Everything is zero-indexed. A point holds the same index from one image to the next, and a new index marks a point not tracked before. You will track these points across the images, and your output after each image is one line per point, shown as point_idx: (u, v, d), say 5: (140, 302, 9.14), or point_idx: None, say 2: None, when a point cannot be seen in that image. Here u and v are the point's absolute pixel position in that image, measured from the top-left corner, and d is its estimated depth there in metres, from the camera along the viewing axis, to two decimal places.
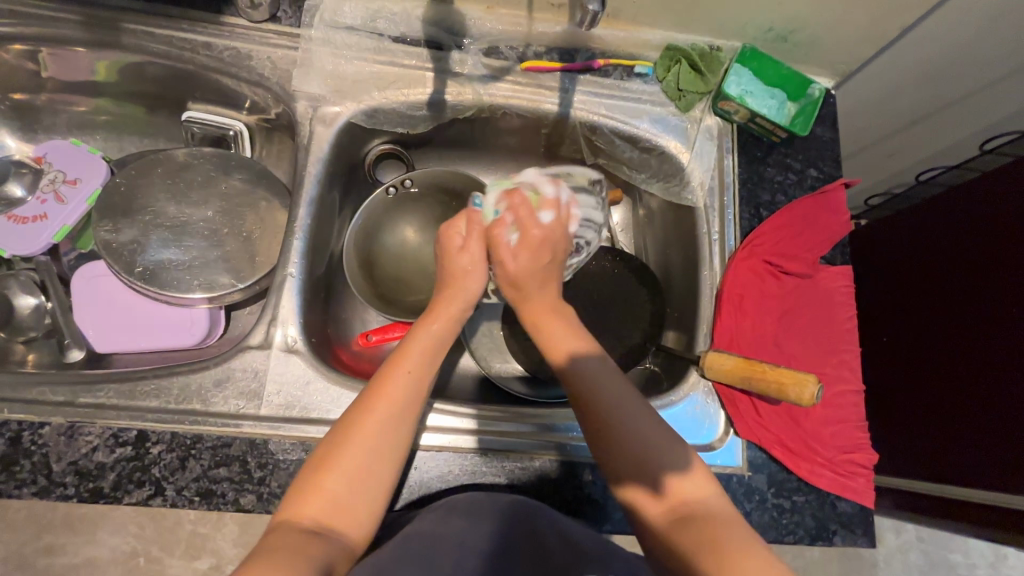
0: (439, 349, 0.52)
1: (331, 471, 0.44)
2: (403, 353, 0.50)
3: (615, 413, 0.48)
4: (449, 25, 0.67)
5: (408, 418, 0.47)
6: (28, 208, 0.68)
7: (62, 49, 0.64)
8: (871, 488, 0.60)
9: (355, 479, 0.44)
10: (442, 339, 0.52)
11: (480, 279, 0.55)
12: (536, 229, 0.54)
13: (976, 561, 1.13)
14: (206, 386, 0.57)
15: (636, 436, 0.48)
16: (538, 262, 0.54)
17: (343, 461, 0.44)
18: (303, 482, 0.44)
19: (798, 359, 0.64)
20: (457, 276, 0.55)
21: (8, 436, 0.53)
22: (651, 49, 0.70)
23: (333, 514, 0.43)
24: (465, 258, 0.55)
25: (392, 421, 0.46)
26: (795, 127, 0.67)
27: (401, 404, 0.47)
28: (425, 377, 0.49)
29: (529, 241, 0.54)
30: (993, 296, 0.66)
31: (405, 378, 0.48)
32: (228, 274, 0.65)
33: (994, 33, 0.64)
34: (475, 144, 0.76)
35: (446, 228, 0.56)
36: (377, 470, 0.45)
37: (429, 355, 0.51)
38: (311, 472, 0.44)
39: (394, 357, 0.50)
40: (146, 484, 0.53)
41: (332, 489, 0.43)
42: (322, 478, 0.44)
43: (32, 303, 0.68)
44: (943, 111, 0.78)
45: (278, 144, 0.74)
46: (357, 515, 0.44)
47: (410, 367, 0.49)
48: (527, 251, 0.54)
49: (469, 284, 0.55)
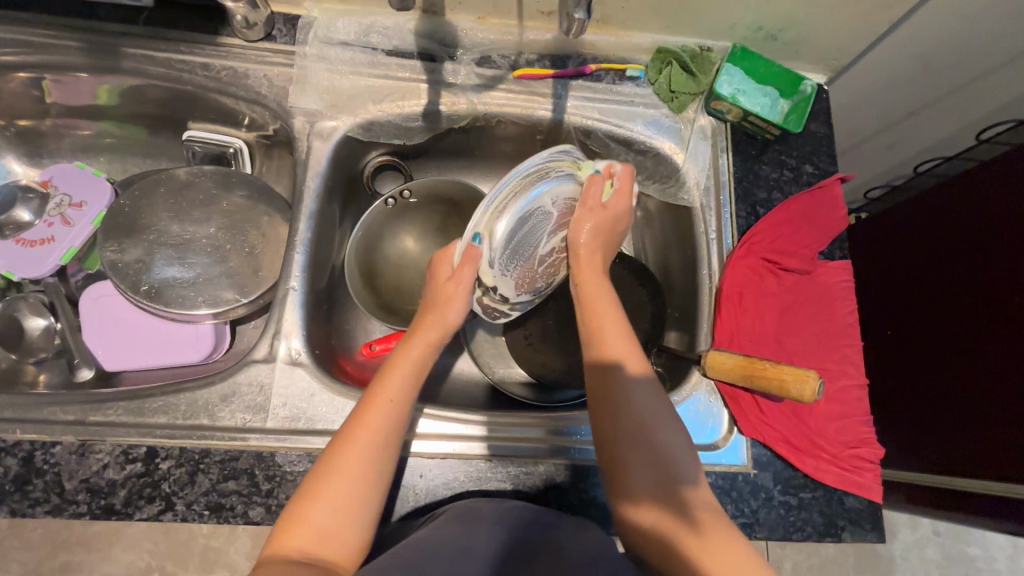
0: (419, 376, 0.53)
1: (316, 498, 0.44)
2: (383, 380, 0.51)
3: (626, 414, 0.50)
4: (441, 37, 0.68)
5: (392, 442, 0.48)
6: (36, 232, 0.69)
7: (65, 75, 0.66)
8: (877, 483, 0.60)
9: (340, 507, 0.44)
10: (421, 366, 0.53)
11: (459, 308, 0.56)
12: (628, 205, 0.61)
13: (996, 554, 1.11)
14: (213, 401, 0.57)
15: (639, 425, 0.49)
16: (619, 227, 0.61)
17: (329, 488, 0.45)
18: (293, 509, 0.44)
19: (800, 355, 0.64)
20: (438, 302, 0.56)
21: (21, 456, 0.54)
22: (642, 52, 0.70)
23: (320, 542, 0.43)
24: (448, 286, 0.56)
25: (375, 447, 0.47)
26: (788, 124, 0.67)
27: (385, 431, 0.48)
28: (406, 401, 0.50)
29: (618, 208, 0.60)
30: (998, 288, 0.66)
31: (386, 403, 0.49)
32: (232, 289, 0.66)
33: (986, 21, 0.64)
34: (471, 153, 0.77)
35: (440, 254, 0.58)
36: (362, 496, 0.45)
37: (409, 380, 0.51)
38: (298, 500, 0.45)
39: (374, 384, 0.51)
40: (157, 499, 0.53)
41: (318, 519, 0.43)
42: (308, 506, 0.44)
43: (41, 324, 0.69)
44: (939, 101, 0.77)
45: (277, 159, 0.76)
46: (344, 542, 0.44)
47: (392, 393, 0.50)
48: (616, 214, 0.61)
49: (450, 309, 0.55)
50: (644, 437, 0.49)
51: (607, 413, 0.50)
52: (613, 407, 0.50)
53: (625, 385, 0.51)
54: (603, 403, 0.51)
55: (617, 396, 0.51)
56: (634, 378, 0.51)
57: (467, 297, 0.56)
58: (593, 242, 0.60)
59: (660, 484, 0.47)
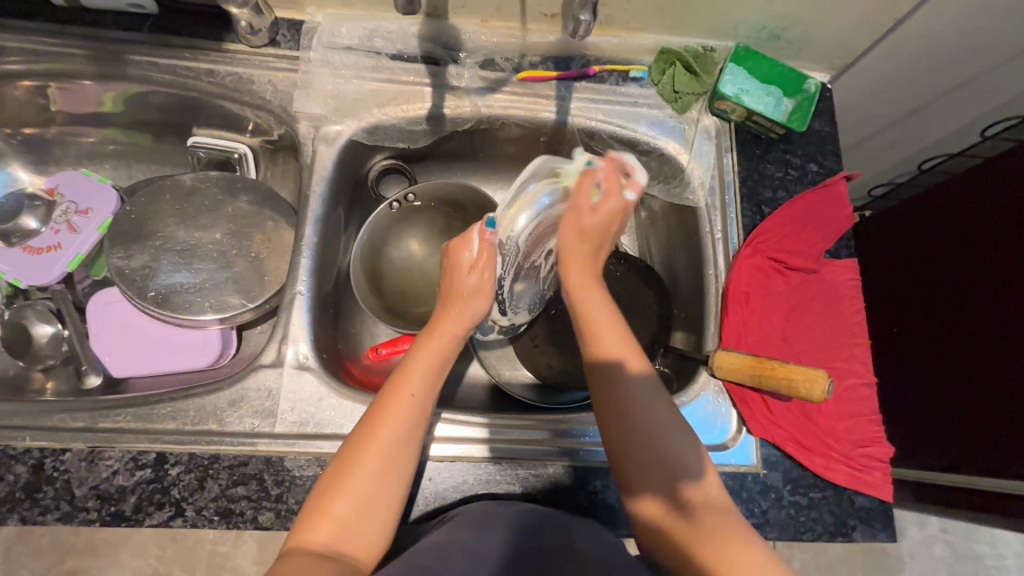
0: (442, 366, 0.51)
1: (339, 493, 0.44)
2: (406, 372, 0.49)
3: (630, 411, 0.48)
4: (445, 40, 0.68)
5: (414, 436, 0.47)
6: (43, 239, 0.69)
7: (70, 83, 0.66)
8: (888, 482, 0.59)
9: (363, 500, 0.44)
10: (445, 356, 0.52)
11: (486, 302, 0.55)
12: (620, 202, 0.56)
13: (1005, 552, 1.11)
14: (221, 406, 0.57)
15: (649, 429, 0.48)
16: (611, 225, 0.57)
17: (351, 485, 0.44)
18: (314, 505, 0.44)
19: (808, 354, 0.63)
20: (463, 296, 0.54)
21: (31, 463, 0.54)
22: (645, 53, 0.70)
23: (346, 536, 0.43)
24: (474, 277, 0.54)
25: (399, 440, 0.46)
26: (793, 123, 0.67)
27: (407, 426, 0.47)
28: (430, 392, 0.49)
29: (609, 206, 0.56)
30: (1005, 284, 0.65)
31: (410, 397, 0.48)
32: (238, 295, 0.66)
33: (989, 17, 0.64)
34: (476, 155, 0.77)
35: (458, 240, 0.54)
36: (386, 491, 0.45)
37: (433, 371, 0.50)
38: (319, 494, 0.44)
39: (396, 378, 0.49)
40: (167, 505, 0.53)
41: (342, 513, 0.43)
42: (331, 502, 0.44)
43: (48, 331, 0.69)
44: (942, 99, 0.77)
45: (281, 164, 0.76)
46: (368, 536, 0.44)
47: (415, 389, 0.48)
48: (605, 215, 0.56)
49: (476, 302, 0.54)
50: (648, 439, 0.47)
51: (611, 419, 0.49)
52: (614, 408, 0.49)
53: (628, 389, 0.49)
54: (604, 402, 0.50)
55: (615, 397, 0.49)
56: (636, 379, 0.50)
57: (490, 293, 0.55)
58: (581, 247, 0.56)
59: (670, 483, 0.46)
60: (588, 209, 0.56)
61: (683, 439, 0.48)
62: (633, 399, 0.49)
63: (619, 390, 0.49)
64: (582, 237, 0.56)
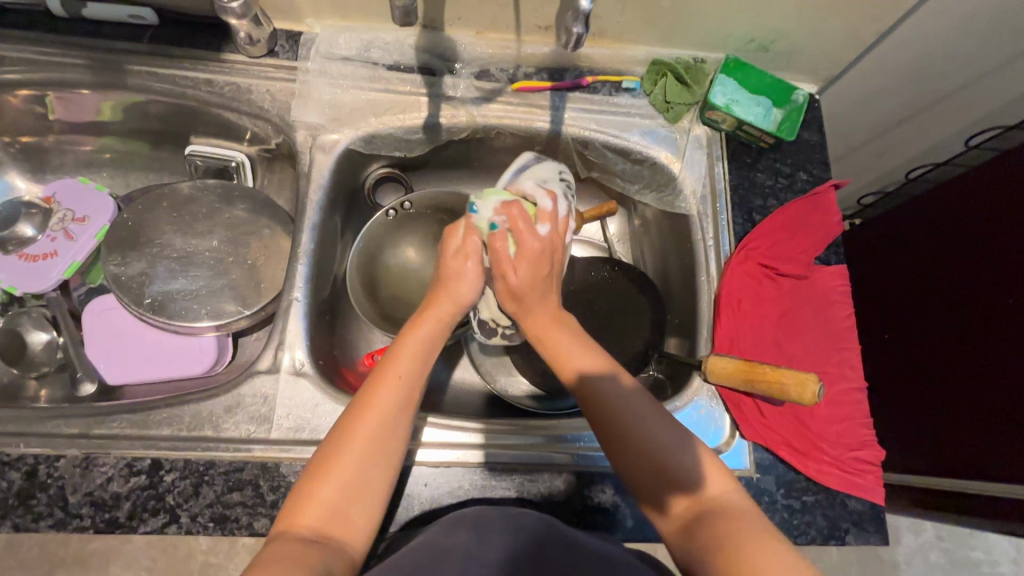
0: (430, 352, 0.52)
1: (326, 479, 0.44)
2: (394, 358, 0.50)
3: (624, 417, 0.48)
4: (441, 51, 0.69)
5: (400, 425, 0.47)
6: (39, 246, 0.69)
7: (68, 92, 0.67)
8: (879, 485, 0.60)
9: (353, 485, 0.44)
10: (433, 341, 0.53)
11: (472, 286, 0.56)
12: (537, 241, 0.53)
13: (999, 558, 1.12)
14: (218, 412, 0.58)
15: (643, 429, 0.48)
16: (539, 276, 0.52)
17: (336, 471, 0.44)
18: (301, 491, 0.44)
19: (800, 359, 0.64)
20: (450, 280, 0.56)
21: (25, 470, 0.53)
22: (637, 64, 0.72)
23: (331, 523, 0.43)
24: (457, 262, 0.56)
25: (385, 425, 0.46)
26: (782, 133, 0.69)
27: (393, 409, 0.47)
28: (417, 381, 0.49)
29: (529, 253, 0.52)
30: (989, 289, 0.67)
31: (396, 382, 0.48)
32: (234, 302, 0.66)
33: (970, 32, 0.66)
34: (471, 165, 0.78)
35: (447, 228, 0.57)
36: (371, 481, 0.45)
37: (420, 358, 0.51)
38: (306, 481, 0.44)
39: (384, 361, 0.50)
40: (161, 512, 0.53)
41: (327, 500, 0.43)
42: (317, 489, 0.43)
43: (43, 338, 0.70)
44: (927, 110, 0.80)
45: (278, 172, 0.76)
46: (356, 525, 0.44)
47: (402, 373, 0.49)
48: (529, 265, 0.52)
49: (458, 290, 0.55)
50: (641, 437, 0.47)
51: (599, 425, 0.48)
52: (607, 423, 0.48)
53: (619, 398, 0.49)
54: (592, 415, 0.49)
55: (605, 406, 0.48)
56: (623, 387, 0.50)
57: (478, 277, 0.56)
58: (530, 308, 0.53)
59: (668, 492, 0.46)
60: (510, 268, 0.52)
61: (683, 437, 0.48)
62: (621, 398, 0.49)
63: (609, 400, 0.49)
64: (514, 298, 0.53)
